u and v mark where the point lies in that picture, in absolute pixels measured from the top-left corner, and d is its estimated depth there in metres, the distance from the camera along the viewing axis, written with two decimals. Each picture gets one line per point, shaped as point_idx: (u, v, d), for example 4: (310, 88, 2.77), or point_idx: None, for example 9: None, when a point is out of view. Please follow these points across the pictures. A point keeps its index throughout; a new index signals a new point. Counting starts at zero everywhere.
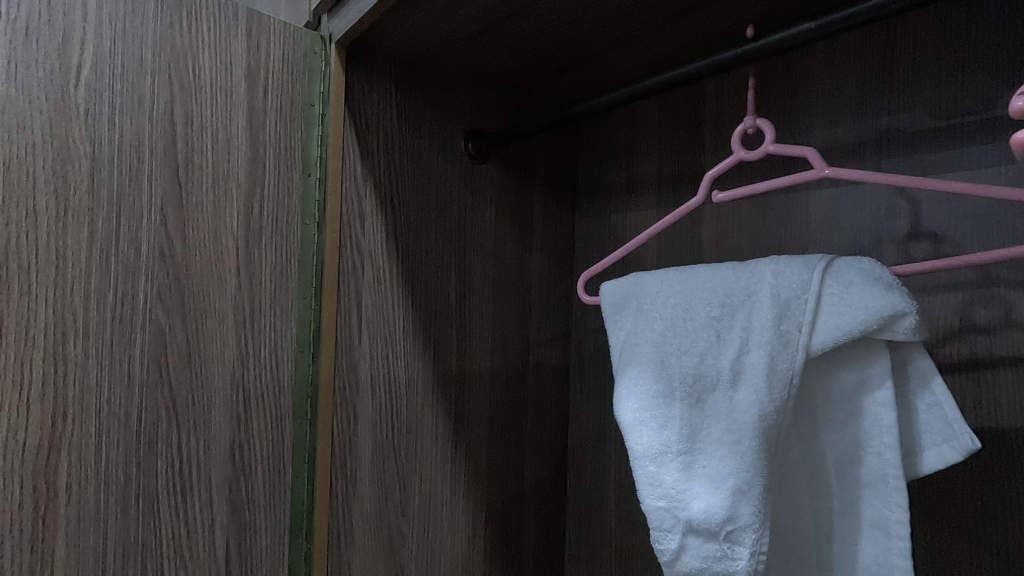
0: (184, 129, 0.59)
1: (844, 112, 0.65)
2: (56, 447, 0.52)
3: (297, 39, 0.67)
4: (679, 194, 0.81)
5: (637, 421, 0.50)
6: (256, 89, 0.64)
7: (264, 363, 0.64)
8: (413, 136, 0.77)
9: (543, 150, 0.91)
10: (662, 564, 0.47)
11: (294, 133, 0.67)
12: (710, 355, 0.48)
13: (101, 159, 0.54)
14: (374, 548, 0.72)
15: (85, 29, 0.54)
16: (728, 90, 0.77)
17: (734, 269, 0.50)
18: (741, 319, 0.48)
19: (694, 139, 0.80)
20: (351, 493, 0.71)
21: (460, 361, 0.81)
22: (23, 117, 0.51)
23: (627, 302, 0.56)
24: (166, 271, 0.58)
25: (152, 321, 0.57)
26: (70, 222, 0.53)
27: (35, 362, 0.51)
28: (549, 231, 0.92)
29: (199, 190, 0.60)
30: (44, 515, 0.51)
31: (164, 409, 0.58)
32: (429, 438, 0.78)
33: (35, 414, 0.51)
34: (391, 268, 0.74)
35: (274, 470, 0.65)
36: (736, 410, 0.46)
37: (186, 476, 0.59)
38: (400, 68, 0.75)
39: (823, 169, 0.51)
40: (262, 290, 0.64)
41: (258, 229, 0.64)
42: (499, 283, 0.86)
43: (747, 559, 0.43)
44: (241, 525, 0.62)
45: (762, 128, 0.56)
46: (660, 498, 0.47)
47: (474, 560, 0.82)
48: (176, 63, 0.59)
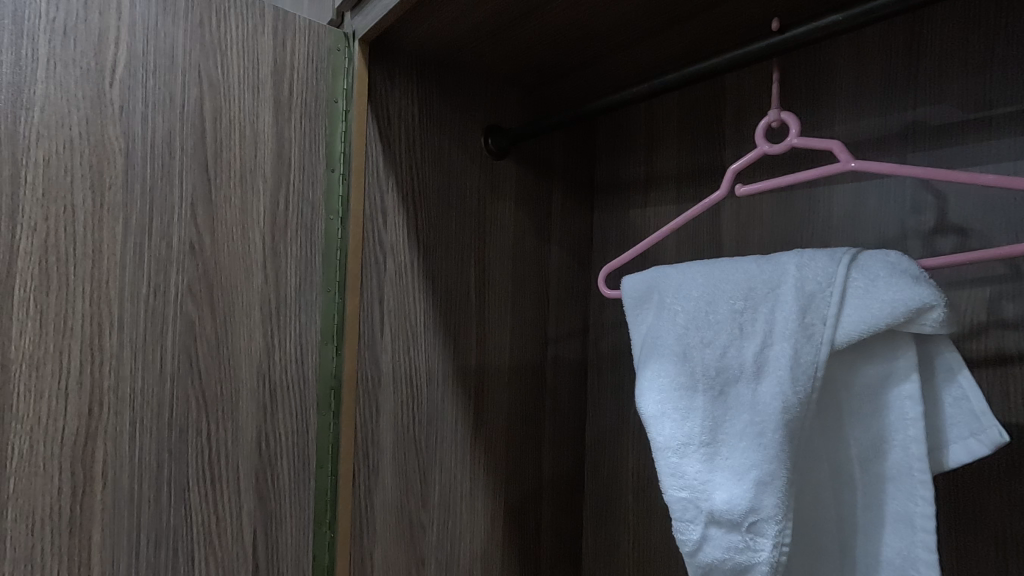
0: (213, 125, 0.61)
1: (868, 105, 0.64)
2: (93, 435, 0.54)
3: (321, 37, 0.68)
4: (699, 188, 0.81)
5: (659, 412, 0.51)
6: (282, 86, 0.65)
7: (290, 355, 0.65)
8: (434, 132, 0.77)
9: (562, 145, 0.92)
10: (684, 554, 0.48)
11: (318, 129, 0.68)
12: (733, 348, 0.49)
13: (135, 155, 0.56)
14: (395, 538, 0.74)
15: (119, 29, 0.55)
16: (749, 84, 0.76)
17: (757, 262, 0.49)
18: (764, 311, 0.48)
19: (714, 133, 0.80)
20: (373, 484, 0.72)
21: (480, 355, 0.82)
22: (62, 115, 0.52)
23: (649, 295, 0.56)
24: (196, 264, 0.59)
25: (182, 313, 0.59)
26: (105, 216, 0.54)
27: (73, 352, 0.53)
28: (567, 226, 0.93)
29: (228, 185, 0.62)
30: (82, 500, 0.53)
31: (194, 398, 0.59)
32: (449, 431, 0.79)
33: (73, 402, 0.53)
34: (412, 263, 0.75)
35: (299, 459, 0.66)
36: (760, 402, 0.46)
37: (215, 465, 0.60)
38: (422, 64, 0.76)
39: (849, 161, 0.50)
40: (288, 284, 0.65)
41: (283, 224, 0.65)
42: (518, 278, 0.86)
43: (769, 550, 0.43)
44: (267, 513, 0.64)
45: (787, 120, 0.56)
46: (683, 488, 0.48)
47: (492, 552, 0.83)
48: (206, 61, 0.60)
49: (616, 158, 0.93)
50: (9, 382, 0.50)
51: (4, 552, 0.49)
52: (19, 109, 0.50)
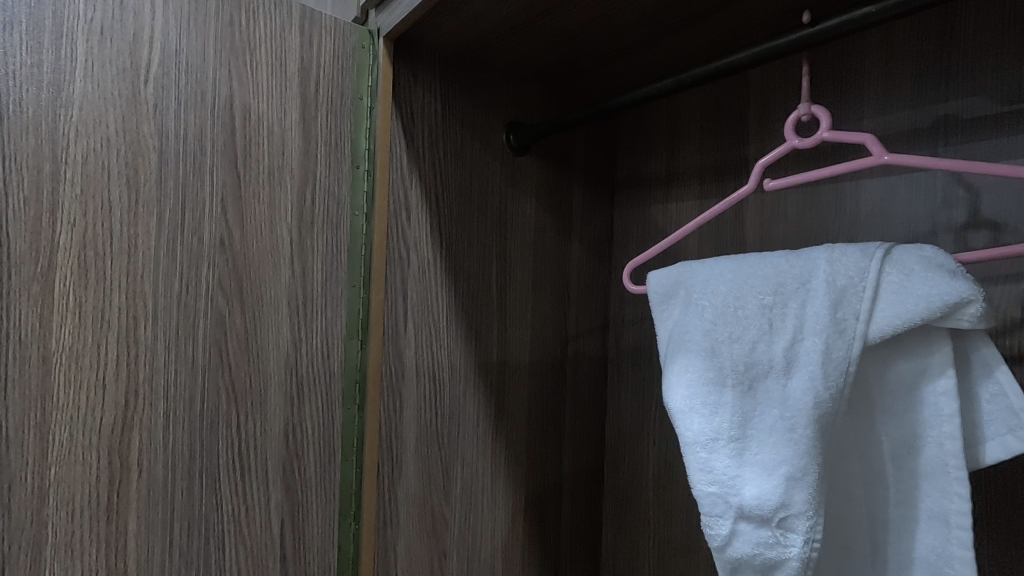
0: (243, 122, 0.62)
1: (897, 99, 0.63)
2: (129, 425, 0.55)
3: (347, 34, 0.69)
4: (722, 184, 0.81)
5: (687, 407, 0.51)
6: (309, 83, 0.66)
7: (316, 349, 0.66)
8: (457, 129, 0.78)
9: (583, 142, 0.92)
10: (712, 549, 0.48)
11: (343, 126, 0.69)
12: (763, 343, 0.48)
13: (168, 152, 0.57)
14: (418, 531, 0.74)
15: (153, 28, 0.56)
16: (774, 78, 0.75)
17: (786, 257, 0.49)
18: (794, 307, 0.47)
19: (738, 129, 0.79)
20: (397, 477, 0.73)
21: (501, 351, 0.83)
22: (100, 113, 0.53)
23: (676, 291, 0.56)
24: (226, 259, 0.61)
25: (213, 307, 0.60)
26: (140, 212, 0.55)
27: (110, 344, 0.54)
28: (588, 223, 0.92)
29: (257, 182, 0.63)
30: (119, 488, 0.54)
31: (224, 391, 0.60)
32: (470, 425, 0.79)
33: (110, 393, 0.54)
34: (435, 259, 0.76)
35: (325, 452, 0.67)
36: (790, 398, 0.46)
37: (244, 456, 0.62)
38: (444, 61, 0.77)
39: (882, 155, 0.50)
40: (314, 278, 0.66)
41: (310, 219, 0.66)
42: (539, 274, 0.86)
43: (800, 546, 0.43)
44: (295, 504, 0.65)
45: (817, 114, 0.55)
46: (711, 483, 0.48)
47: (513, 546, 0.83)
48: (235, 59, 0.61)
49: (637, 154, 0.93)
50: (50, 373, 0.51)
51: (46, 538, 0.51)
52: (58, 107, 0.51)
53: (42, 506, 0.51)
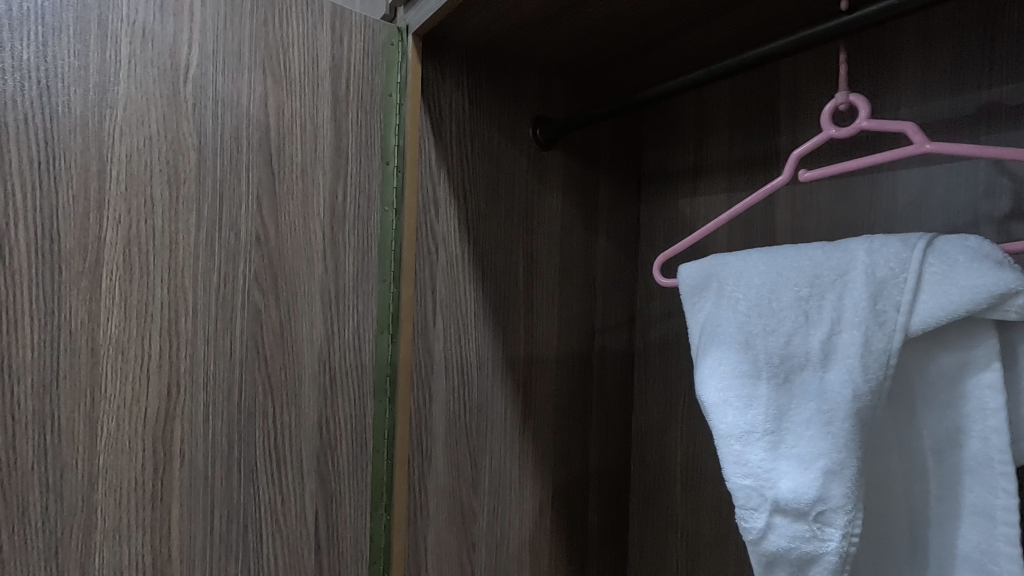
0: (277, 120, 0.63)
1: (937, 86, 0.62)
2: (172, 415, 0.57)
3: (376, 32, 0.70)
4: (752, 176, 0.80)
5: (721, 400, 0.51)
6: (340, 81, 0.67)
7: (348, 342, 0.68)
8: (484, 124, 0.78)
9: (609, 135, 0.91)
10: (746, 542, 0.47)
11: (374, 122, 0.70)
12: (799, 336, 0.48)
13: (206, 150, 0.59)
14: (447, 523, 0.75)
15: (192, 30, 0.58)
16: (806, 67, 0.74)
17: (823, 248, 0.48)
18: (832, 299, 0.47)
19: (768, 120, 0.78)
20: (427, 469, 0.74)
21: (528, 345, 0.83)
22: (142, 112, 0.55)
23: (708, 283, 0.56)
24: (262, 254, 0.62)
25: (250, 301, 0.61)
26: (180, 209, 0.57)
27: (153, 337, 0.56)
28: (614, 217, 0.92)
29: (291, 178, 0.64)
30: (163, 475, 0.56)
31: (261, 382, 0.62)
32: (498, 418, 0.80)
33: (154, 384, 0.56)
34: (462, 254, 0.77)
35: (357, 443, 0.68)
36: (828, 390, 0.45)
37: (281, 446, 0.63)
38: (472, 56, 0.77)
39: (924, 144, 0.49)
40: (346, 273, 0.68)
41: (342, 215, 0.67)
42: (565, 268, 0.87)
43: (838, 541, 0.43)
44: (328, 494, 0.66)
45: (856, 103, 0.55)
46: (746, 476, 0.47)
47: (541, 540, 0.84)
48: (270, 58, 0.62)
49: (664, 147, 0.92)
50: (98, 365, 0.53)
51: (96, 522, 0.53)
52: (104, 108, 0.53)
53: (92, 492, 0.53)
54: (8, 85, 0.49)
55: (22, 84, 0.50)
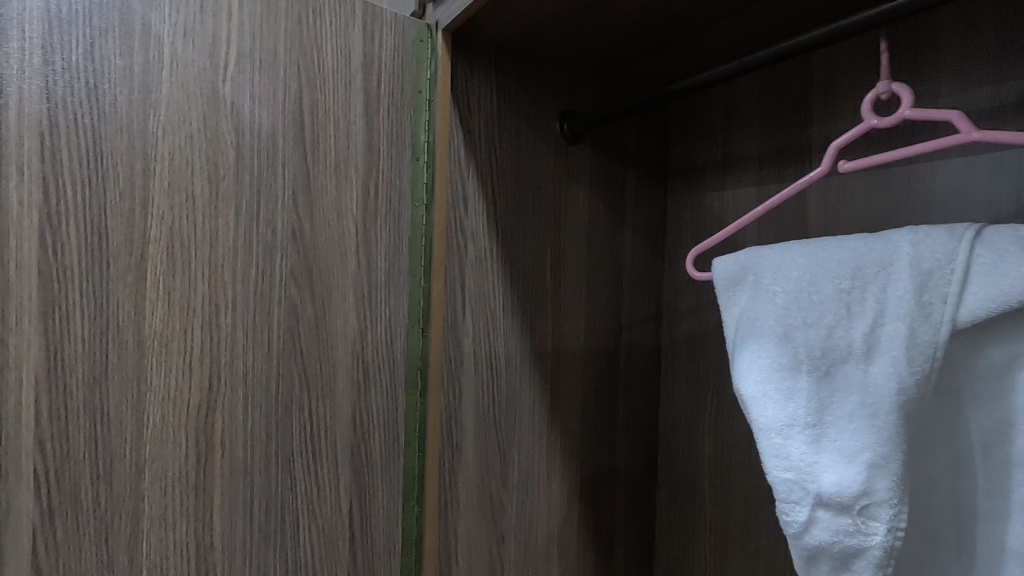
0: (311, 117, 0.64)
1: (978, 74, 0.60)
2: (213, 407, 0.58)
3: (406, 28, 0.70)
4: (782, 169, 0.79)
5: (760, 393, 0.50)
6: (372, 77, 0.68)
7: (380, 336, 0.69)
8: (512, 120, 0.78)
9: (636, 129, 0.91)
10: (787, 536, 0.47)
11: (404, 118, 0.70)
12: (840, 329, 0.48)
13: (244, 147, 0.60)
14: (476, 515, 0.76)
15: (230, 29, 0.59)
16: (840, 57, 0.73)
17: (865, 241, 0.48)
18: (874, 291, 0.46)
19: (799, 112, 0.77)
20: (457, 462, 0.74)
21: (556, 339, 0.83)
22: (184, 111, 0.56)
23: (743, 277, 0.56)
24: (297, 250, 0.63)
25: (286, 296, 0.62)
26: (220, 205, 0.58)
27: (195, 330, 0.57)
28: (641, 212, 0.92)
29: (325, 174, 0.65)
30: (205, 465, 0.58)
31: (297, 375, 0.63)
32: (526, 412, 0.80)
33: (197, 376, 0.57)
34: (491, 249, 0.77)
35: (390, 435, 0.69)
36: (871, 383, 0.45)
37: (316, 438, 0.64)
38: (499, 52, 0.77)
39: (971, 132, 0.48)
40: (378, 268, 0.68)
41: (374, 211, 0.68)
42: (593, 263, 0.87)
43: (884, 535, 0.43)
44: (362, 485, 0.67)
45: (898, 92, 0.54)
46: (787, 470, 0.48)
47: (569, 533, 0.84)
48: (304, 56, 0.63)
49: (691, 140, 0.91)
50: (144, 357, 0.54)
51: (143, 510, 0.55)
52: (148, 107, 0.55)
53: (140, 481, 0.54)
54: (58, 85, 0.51)
55: (71, 85, 0.51)
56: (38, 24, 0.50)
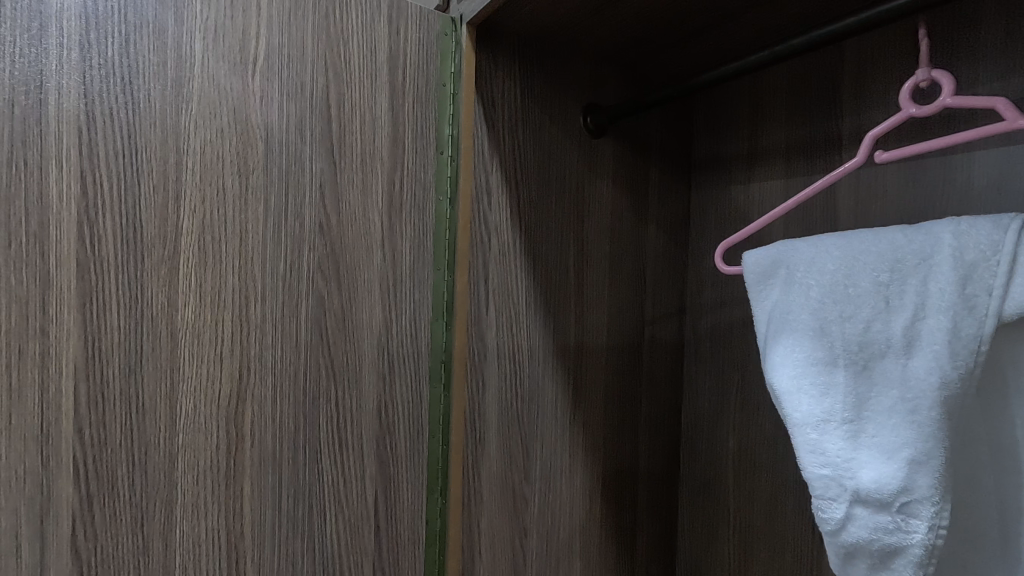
0: (338, 111, 0.64)
1: (1019, 62, 0.59)
2: (243, 398, 0.59)
3: (431, 22, 0.70)
4: (811, 162, 0.77)
5: (795, 388, 0.50)
6: (397, 71, 0.68)
7: (405, 329, 0.69)
8: (536, 113, 0.78)
9: (660, 123, 0.90)
10: (823, 533, 0.48)
11: (429, 112, 0.70)
12: (878, 323, 0.47)
13: (272, 141, 0.60)
14: (499, 509, 0.76)
15: (259, 24, 0.59)
16: (873, 46, 0.71)
17: (904, 232, 0.48)
18: (914, 284, 0.46)
19: (829, 103, 0.75)
20: (480, 456, 0.74)
21: (579, 333, 0.83)
22: (215, 106, 0.57)
23: (776, 270, 0.55)
24: (325, 243, 0.63)
25: (314, 289, 0.63)
26: (251, 199, 0.59)
27: (225, 322, 0.58)
28: (664, 206, 0.91)
29: (351, 167, 0.65)
30: (235, 455, 0.58)
31: (324, 367, 0.64)
32: (549, 406, 0.80)
33: (227, 367, 0.58)
34: (514, 243, 0.77)
35: (414, 428, 0.70)
36: (911, 377, 0.45)
37: (343, 430, 0.65)
38: (523, 45, 0.77)
39: (1017, 120, 0.47)
40: (404, 261, 0.69)
41: (399, 205, 0.68)
42: (616, 257, 0.86)
43: (924, 532, 0.43)
44: (387, 477, 0.68)
45: (938, 80, 0.54)
46: (823, 466, 0.48)
47: (592, 528, 0.84)
48: (331, 50, 0.64)
49: (715, 134, 0.90)
50: (177, 348, 0.55)
51: (176, 498, 0.55)
52: (180, 101, 0.55)
53: (173, 470, 0.55)
54: (95, 81, 0.51)
55: (107, 81, 0.52)
56: (75, 21, 0.51)
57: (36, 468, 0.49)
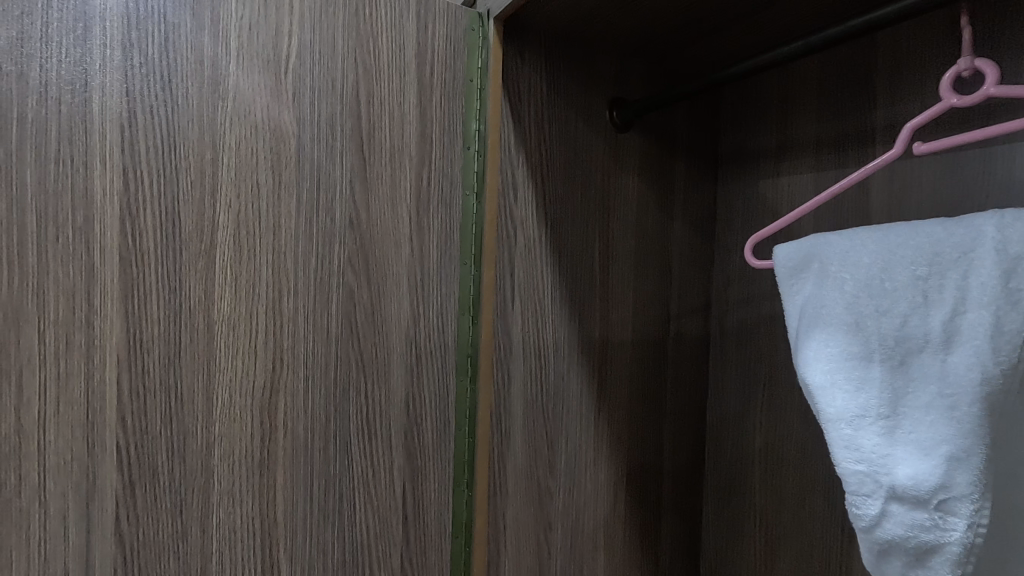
0: (367, 108, 0.65)
1: None
2: (276, 389, 0.60)
3: (458, 17, 0.71)
4: (842, 155, 0.76)
5: (828, 383, 0.50)
6: (425, 67, 0.69)
7: (432, 323, 0.69)
8: (561, 108, 0.78)
9: (685, 116, 0.89)
10: (857, 529, 0.47)
11: (456, 107, 0.71)
12: (916, 317, 0.47)
13: (304, 137, 0.61)
14: (525, 502, 0.77)
15: (291, 22, 0.60)
16: (908, 36, 0.69)
17: (944, 225, 0.47)
18: (954, 278, 0.46)
19: (862, 94, 0.74)
20: (506, 449, 0.75)
21: (604, 328, 0.83)
22: (249, 103, 0.58)
23: (808, 265, 0.55)
24: (354, 237, 0.64)
25: (344, 283, 0.64)
26: (283, 194, 0.60)
27: (260, 314, 0.59)
28: (691, 201, 0.90)
29: (380, 163, 0.66)
30: (269, 444, 0.60)
31: (354, 360, 0.65)
32: (574, 401, 0.80)
33: (261, 358, 0.59)
34: (540, 237, 0.77)
35: (441, 420, 0.70)
36: (950, 372, 0.44)
37: (372, 422, 0.66)
38: (549, 40, 0.77)
39: None
40: (431, 256, 0.69)
41: (427, 200, 0.69)
42: (641, 252, 0.85)
43: (963, 530, 0.42)
44: (414, 469, 0.69)
45: (982, 69, 0.52)
46: (858, 462, 0.47)
47: (616, 523, 0.84)
48: (361, 47, 0.64)
49: (743, 127, 0.89)
50: (213, 340, 0.57)
51: (213, 486, 0.57)
52: (217, 99, 0.57)
53: (209, 459, 0.57)
54: (136, 80, 0.53)
55: (147, 79, 0.53)
56: (117, 21, 0.52)
57: (81, 455, 0.51)
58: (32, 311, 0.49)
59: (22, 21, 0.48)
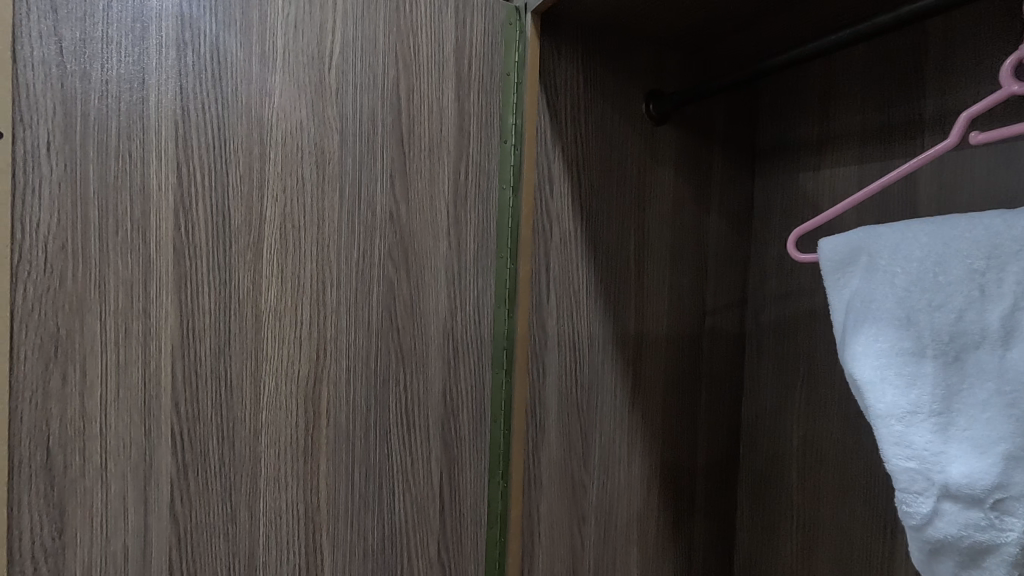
0: (407, 102, 0.66)
1: None
2: (319, 379, 0.62)
3: (496, 12, 0.71)
4: (888, 147, 0.74)
5: (878, 378, 0.49)
6: (463, 62, 0.69)
7: (469, 316, 0.70)
8: (598, 101, 0.78)
9: (722, 108, 0.87)
10: (907, 527, 0.47)
11: (494, 101, 0.71)
12: (972, 312, 0.46)
13: (347, 132, 0.62)
14: (559, 494, 0.77)
15: (335, 19, 0.61)
16: (961, 23, 0.67)
17: (1003, 216, 0.46)
18: (1014, 270, 0.45)
19: (911, 84, 0.71)
20: (541, 441, 0.75)
21: (638, 322, 0.82)
22: (294, 100, 0.60)
23: (856, 258, 0.54)
24: (394, 230, 0.65)
25: (384, 275, 0.65)
26: (327, 189, 0.61)
27: (304, 306, 0.61)
28: (728, 194, 0.89)
29: (419, 157, 0.67)
30: (312, 432, 0.61)
31: (394, 351, 0.66)
32: (608, 394, 0.80)
33: (305, 349, 0.61)
34: (575, 230, 0.77)
35: (477, 411, 0.71)
36: (1009, 369, 0.45)
37: (410, 411, 0.67)
38: (586, 33, 0.76)
39: None
40: (467, 249, 0.70)
41: (464, 193, 0.70)
42: (677, 246, 0.85)
43: (1020, 531, 0.42)
44: (451, 459, 0.70)
45: None
46: (910, 459, 0.46)
47: (649, 517, 0.84)
48: (402, 43, 0.65)
49: (782, 119, 0.87)
50: (261, 330, 0.59)
51: (260, 472, 0.59)
52: (265, 96, 0.58)
53: (257, 445, 0.59)
54: (189, 79, 0.55)
55: (199, 77, 0.55)
56: (172, 22, 0.54)
57: (140, 439, 0.54)
58: (94, 301, 0.51)
59: (85, 23, 0.51)
